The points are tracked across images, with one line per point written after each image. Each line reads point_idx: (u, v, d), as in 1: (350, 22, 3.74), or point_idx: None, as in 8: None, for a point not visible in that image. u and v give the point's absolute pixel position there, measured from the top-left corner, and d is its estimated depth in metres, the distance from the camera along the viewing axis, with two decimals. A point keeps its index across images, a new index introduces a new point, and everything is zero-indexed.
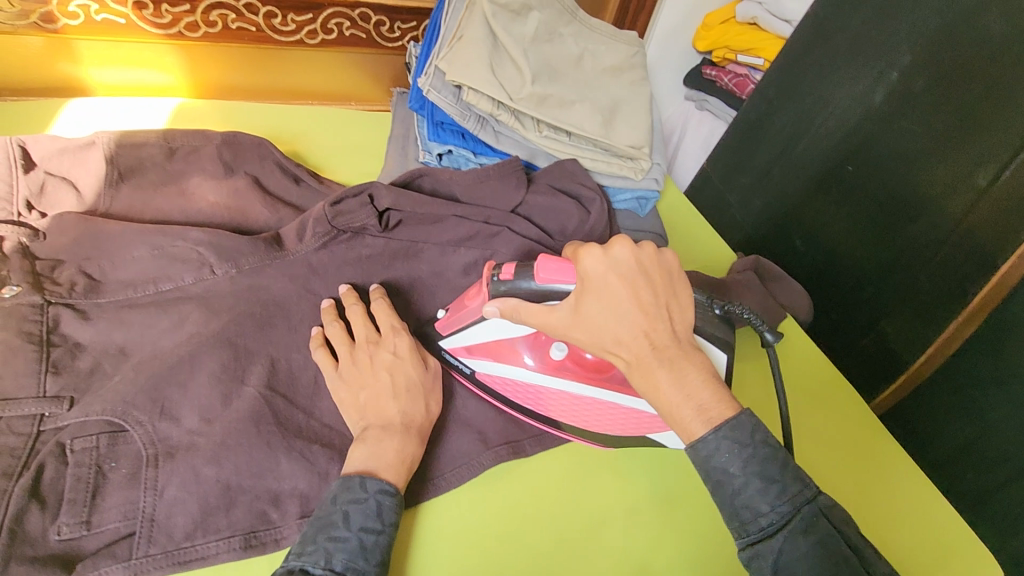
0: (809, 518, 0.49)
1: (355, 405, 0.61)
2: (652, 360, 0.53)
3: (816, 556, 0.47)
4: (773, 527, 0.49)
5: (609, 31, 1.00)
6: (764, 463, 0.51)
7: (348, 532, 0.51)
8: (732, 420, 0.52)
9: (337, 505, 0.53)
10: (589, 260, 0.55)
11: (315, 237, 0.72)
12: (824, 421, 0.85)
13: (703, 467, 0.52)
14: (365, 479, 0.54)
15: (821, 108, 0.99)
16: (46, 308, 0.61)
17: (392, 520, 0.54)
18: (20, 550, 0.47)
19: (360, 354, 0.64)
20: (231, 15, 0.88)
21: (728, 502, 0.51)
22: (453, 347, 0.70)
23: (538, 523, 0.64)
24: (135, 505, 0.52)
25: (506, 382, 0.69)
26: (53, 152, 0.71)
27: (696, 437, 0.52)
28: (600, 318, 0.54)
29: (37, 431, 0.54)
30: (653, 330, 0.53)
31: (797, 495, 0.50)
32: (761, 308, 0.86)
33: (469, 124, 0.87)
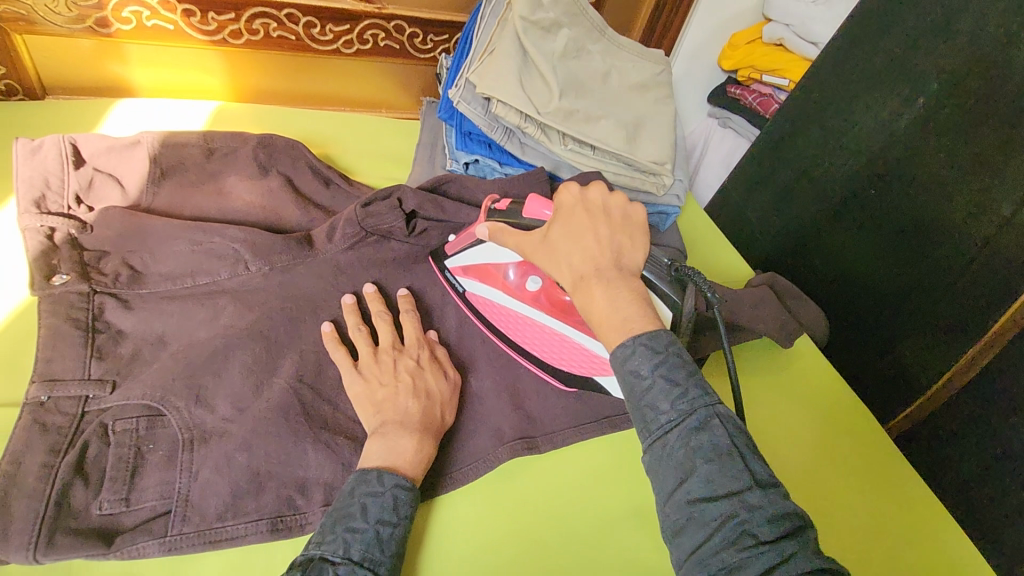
0: (704, 419, 0.46)
1: (370, 400, 0.62)
2: (593, 278, 0.52)
3: (704, 454, 0.44)
4: (672, 425, 0.46)
5: (637, 49, 1.02)
6: (672, 369, 0.48)
7: (365, 523, 0.53)
8: (651, 331, 0.49)
9: (356, 497, 0.54)
10: (565, 194, 0.58)
11: (344, 237, 0.75)
12: (802, 414, 0.88)
13: (619, 370, 0.49)
14: (382, 473, 0.56)
15: (847, 130, 1.00)
16: (92, 297, 0.64)
17: (407, 515, 0.55)
18: (64, 522, 0.50)
19: (384, 355, 0.66)
20: (273, 24, 0.92)
21: (634, 403, 0.48)
22: (454, 265, 0.77)
23: (536, 513, 0.66)
24: (171, 485, 0.55)
25: (486, 303, 0.76)
26: (103, 149, 0.75)
27: (616, 345, 0.50)
28: (561, 243, 0.56)
29: (81, 411, 0.57)
30: (602, 258, 0.53)
31: (698, 398, 0.46)
32: (776, 321, 0.87)
33: (496, 135, 0.90)
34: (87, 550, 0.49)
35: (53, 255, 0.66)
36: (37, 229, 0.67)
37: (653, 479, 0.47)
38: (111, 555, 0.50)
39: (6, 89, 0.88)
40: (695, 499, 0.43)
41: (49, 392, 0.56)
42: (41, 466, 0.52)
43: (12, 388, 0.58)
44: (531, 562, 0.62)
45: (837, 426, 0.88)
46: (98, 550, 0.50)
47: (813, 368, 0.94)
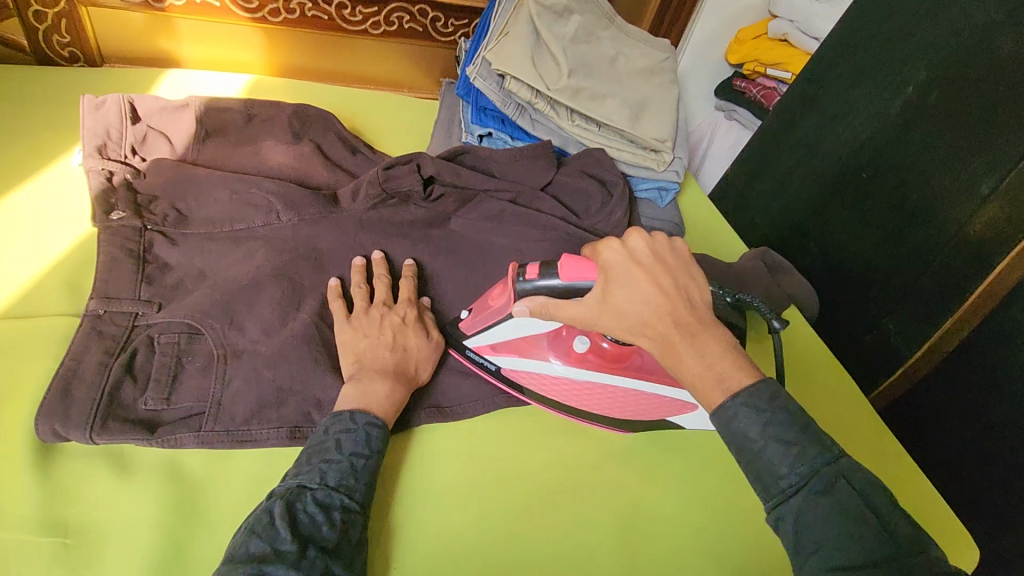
0: (828, 481, 0.48)
1: (353, 350, 0.66)
2: (676, 337, 0.53)
3: (835, 518, 0.47)
4: (794, 488, 0.49)
5: (644, 37, 1.09)
6: (782, 427, 0.50)
7: (340, 455, 0.55)
8: (751, 387, 0.51)
9: (330, 434, 0.57)
10: (608, 251, 0.57)
11: (367, 198, 0.82)
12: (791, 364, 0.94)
13: (725, 434, 0.51)
14: (354, 413, 0.58)
15: (841, 119, 1.06)
16: (144, 232, 0.72)
17: (377, 449, 0.58)
18: (115, 411, 0.57)
19: (373, 310, 0.69)
20: (308, 4, 1.00)
21: (752, 469, 0.50)
22: (479, 345, 0.72)
23: (545, 464, 0.70)
24: (206, 390, 0.61)
25: (529, 376, 0.72)
26: (156, 109, 0.84)
27: (717, 405, 0.52)
28: (624, 307, 0.55)
29: (132, 324, 0.64)
30: (681, 315, 0.53)
31: (818, 458, 0.49)
32: (766, 292, 0.93)
33: (509, 110, 0.97)
34: (133, 435, 0.56)
35: (111, 195, 0.74)
36: (98, 171, 0.76)
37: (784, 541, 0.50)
38: (153, 442, 0.57)
39: (70, 56, 0.98)
40: (836, 568, 0.46)
41: (105, 306, 0.64)
42: (98, 364, 0.59)
43: (74, 303, 0.66)
44: (520, 488, 0.67)
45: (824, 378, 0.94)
46: (143, 437, 0.56)
47: (806, 331, 1.00)
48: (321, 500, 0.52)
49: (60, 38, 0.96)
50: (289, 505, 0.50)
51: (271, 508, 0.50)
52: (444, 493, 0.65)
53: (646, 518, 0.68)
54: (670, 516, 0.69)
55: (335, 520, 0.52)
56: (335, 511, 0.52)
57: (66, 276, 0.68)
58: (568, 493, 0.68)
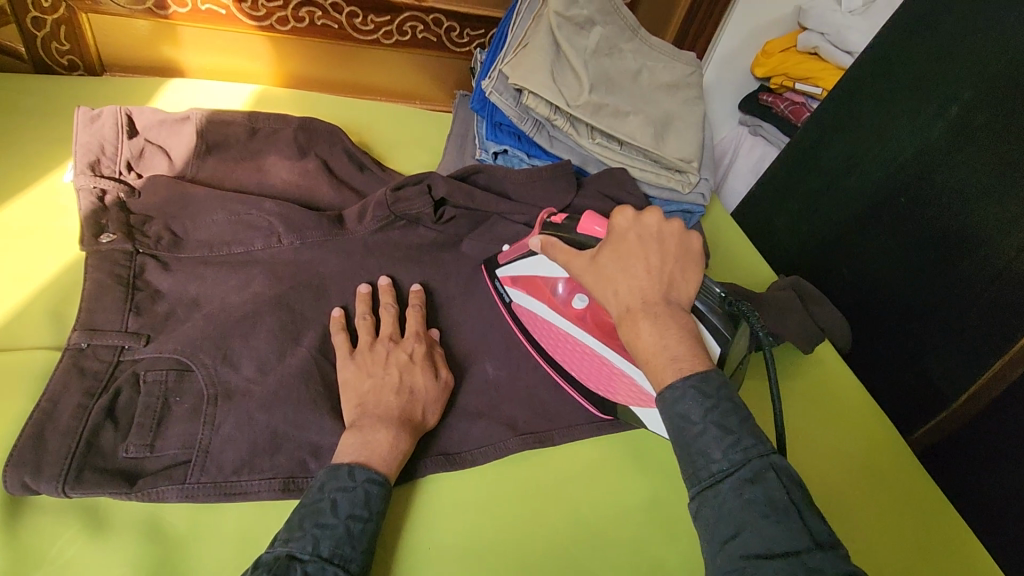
0: (758, 470, 0.48)
1: (356, 392, 0.61)
2: (638, 311, 0.56)
3: (758, 506, 0.46)
4: (724, 474, 0.49)
5: (668, 50, 1.03)
6: (724, 415, 0.51)
7: (336, 518, 0.50)
8: (702, 373, 0.53)
9: (326, 493, 0.52)
10: (619, 218, 0.62)
11: (374, 220, 0.77)
12: (820, 401, 0.89)
13: (669, 414, 0.53)
14: (353, 468, 0.54)
15: (877, 139, 0.99)
16: (135, 256, 0.68)
17: (377, 510, 0.53)
18: (93, 460, 0.52)
19: (378, 345, 0.65)
20: (318, 12, 0.96)
21: (685, 447, 0.51)
22: (504, 275, 0.76)
23: (563, 516, 0.64)
24: (193, 436, 0.56)
25: (532, 317, 0.74)
26: (154, 122, 0.80)
27: (664, 385, 0.54)
28: (607, 269, 0.60)
29: (117, 359, 0.59)
30: (651, 292, 0.57)
31: (751, 449, 0.49)
32: (799, 325, 0.87)
33: (526, 126, 0.92)
34: (110, 488, 0.51)
35: (101, 215, 0.70)
36: (90, 190, 0.71)
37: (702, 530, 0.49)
38: (133, 495, 0.52)
39: (69, 64, 0.94)
40: (749, 555, 0.45)
41: (89, 339, 0.59)
42: (77, 406, 0.54)
43: (56, 334, 0.61)
44: (536, 546, 0.61)
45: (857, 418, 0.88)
46: (121, 490, 0.51)
47: (839, 365, 0.94)
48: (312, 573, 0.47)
49: (59, 46, 0.92)
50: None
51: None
52: (451, 550, 0.60)
53: None
54: None
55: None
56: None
57: (50, 304, 0.63)
58: (588, 552, 0.62)
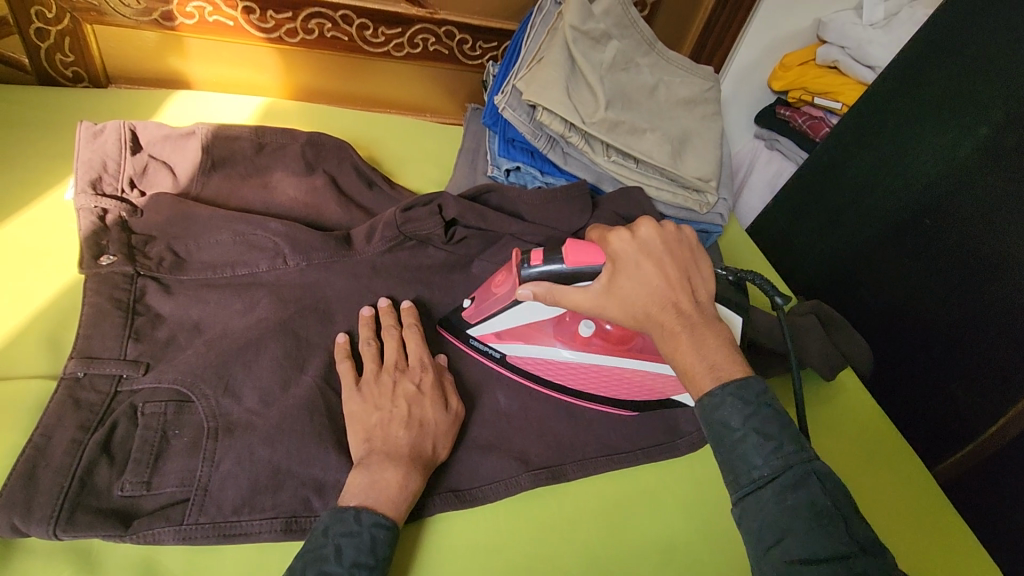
0: (801, 477, 0.46)
1: (362, 425, 0.58)
2: (678, 328, 0.53)
3: (802, 514, 0.44)
4: (766, 479, 0.46)
5: (685, 65, 1.00)
6: (765, 421, 0.48)
7: (340, 567, 0.48)
8: (741, 379, 0.50)
9: (330, 537, 0.50)
10: (617, 241, 0.56)
11: (383, 240, 0.75)
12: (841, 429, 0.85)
13: (707, 419, 0.49)
14: (360, 512, 0.51)
15: (902, 158, 0.96)
16: (136, 279, 0.65)
17: (382, 557, 0.51)
18: (86, 500, 0.50)
19: (384, 375, 0.62)
20: (328, 24, 0.94)
21: (725, 454, 0.48)
22: (482, 333, 0.70)
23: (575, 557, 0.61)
24: (192, 473, 0.53)
25: (534, 362, 0.70)
26: (158, 137, 0.77)
27: (705, 392, 0.50)
28: (628, 294, 0.55)
29: (114, 390, 0.57)
30: (682, 304, 0.53)
31: (794, 455, 0.46)
32: (822, 352, 0.83)
33: (540, 143, 0.89)
34: (104, 531, 0.49)
35: (102, 236, 0.67)
36: (91, 209, 0.69)
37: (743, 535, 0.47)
38: (127, 538, 0.49)
39: (73, 76, 0.92)
40: (794, 563, 0.43)
41: (85, 368, 0.57)
42: (71, 441, 0.52)
43: (52, 362, 0.59)
44: None
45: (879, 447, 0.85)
46: (115, 533, 0.49)
47: (861, 392, 0.90)
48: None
49: (63, 57, 0.90)
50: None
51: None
52: None
53: None
54: None
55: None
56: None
57: (46, 330, 0.61)
58: None
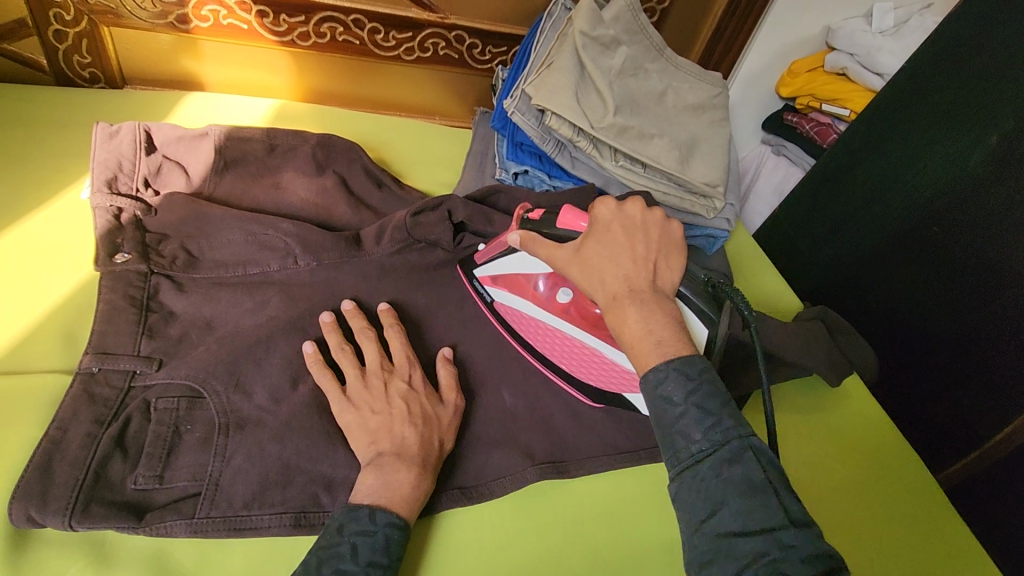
0: (739, 451, 0.45)
1: (364, 429, 0.58)
2: (626, 300, 0.52)
3: (736, 487, 0.43)
4: (704, 455, 0.46)
5: (694, 70, 1.01)
6: (705, 396, 0.47)
7: (355, 565, 0.49)
8: (685, 356, 0.49)
9: (345, 535, 0.51)
10: (601, 208, 0.58)
11: (392, 242, 0.76)
12: (828, 431, 0.85)
13: (648, 393, 0.49)
14: (375, 511, 0.52)
15: (911, 165, 0.96)
16: (149, 277, 0.66)
17: (395, 558, 0.52)
18: (101, 493, 0.50)
19: (372, 379, 0.61)
20: (339, 28, 0.95)
21: (665, 429, 0.47)
22: (484, 275, 0.75)
23: (570, 550, 0.62)
24: (204, 467, 0.54)
25: (515, 313, 0.73)
26: (172, 138, 0.79)
27: (648, 368, 0.50)
28: (593, 260, 0.56)
29: (128, 385, 0.58)
30: (637, 277, 0.53)
31: (731, 430, 0.46)
32: (827, 357, 0.84)
33: (548, 147, 0.90)
34: (118, 523, 0.49)
35: (117, 234, 0.68)
36: (106, 207, 0.70)
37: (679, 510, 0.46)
38: (140, 530, 0.50)
39: (90, 77, 0.94)
40: (726, 534, 0.42)
41: (100, 363, 0.58)
42: (86, 435, 0.53)
43: (68, 358, 0.60)
44: None
45: (868, 448, 0.85)
46: (129, 525, 0.50)
47: (854, 393, 0.91)
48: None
49: (81, 59, 0.91)
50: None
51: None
52: None
53: None
54: None
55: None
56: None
57: (63, 325, 0.62)
58: None
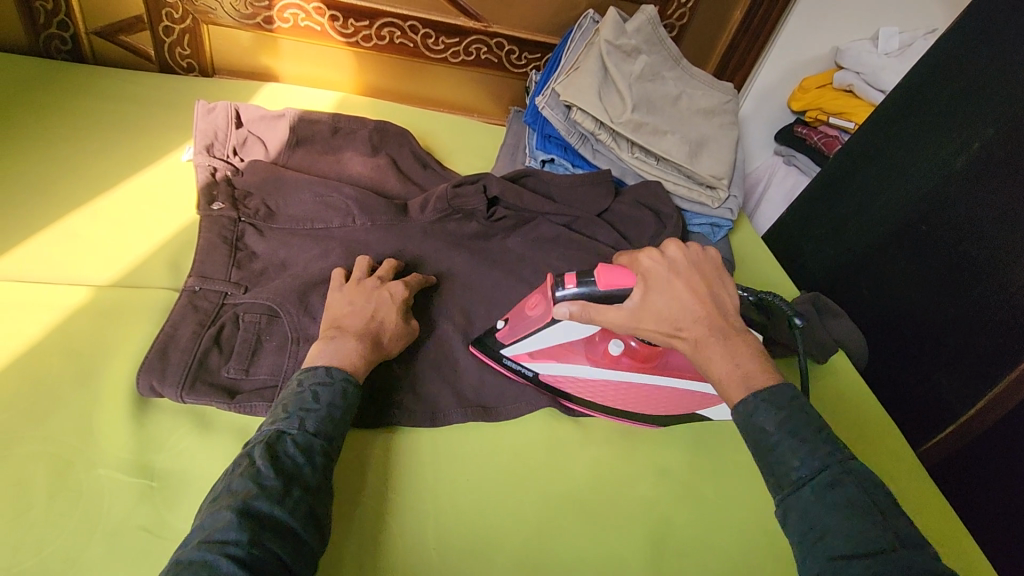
0: (838, 477, 0.51)
1: (338, 313, 0.68)
2: (711, 340, 0.60)
3: (841, 509, 0.50)
4: (805, 480, 0.52)
5: (707, 80, 1.13)
6: (796, 422, 0.54)
7: (318, 404, 0.58)
8: (772, 387, 0.57)
9: (306, 386, 0.60)
10: (647, 258, 0.65)
11: (434, 211, 0.89)
12: (837, 415, 0.92)
13: (744, 425, 0.57)
14: (331, 368, 0.61)
15: (902, 170, 1.05)
16: (238, 223, 0.81)
17: (351, 403, 0.61)
18: (204, 377, 0.64)
19: (367, 282, 0.72)
20: (397, 32, 1.10)
21: (765, 458, 0.54)
22: (515, 353, 0.75)
23: (587, 481, 0.71)
24: (281, 367, 0.67)
25: (565, 379, 0.75)
26: (256, 117, 0.94)
27: (741, 401, 0.58)
28: (659, 307, 0.63)
29: (221, 302, 0.71)
30: (710, 315, 0.61)
31: (829, 454, 0.53)
32: (816, 339, 0.92)
33: (573, 139, 1.03)
34: (216, 399, 0.62)
35: (214, 187, 0.83)
36: (205, 167, 0.85)
37: (789, 538, 0.52)
38: (232, 407, 0.63)
39: (187, 66, 1.11)
40: (837, 556, 0.48)
41: (200, 284, 0.72)
42: (192, 332, 0.66)
43: (174, 279, 0.74)
44: (568, 500, 0.69)
45: (875, 433, 0.92)
46: (224, 401, 0.63)
47: (854, 379, 0.98)
48: (300, 443, 0.55)
49: (181, 51, 1.08)
50: (270, 447, 0.54)
51: (251, 452, 0.54)
52: (479, 482, 0.68)
53: (679, 540, 0.68)
54: (702, 539, 0.69)
55: (316, 463, 0.55)
56: (315, 453, 0.56)
57: (170, 255, 0.77)
58: (611, 509, 0.69)
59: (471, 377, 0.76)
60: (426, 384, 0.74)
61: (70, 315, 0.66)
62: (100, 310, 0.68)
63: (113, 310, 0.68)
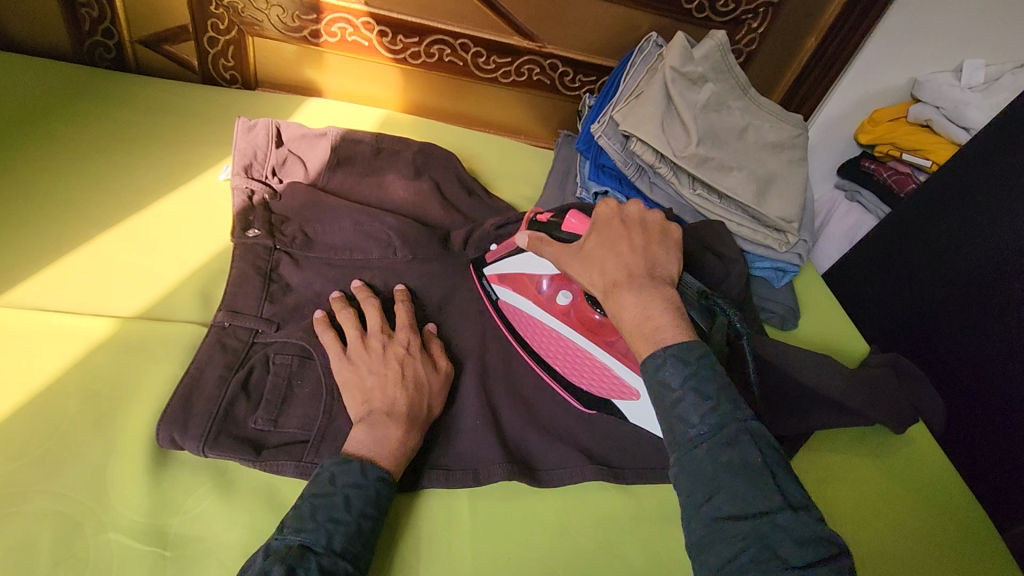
0: (734, 434, 0.48)
1: (359, 388, 0.61)
2: (626, 285, 0.57)
3: (733, 469, 0.47)
4: (701, 438, 0.49)
5: (776, 110, 1.02)
6: (704, 382, 0.51)
7: (349, 515, 0.53)
8: (683, 343, 0.53)
9: (338, 487, 0.54)
10: (603, 208, 0.65)
11: (477, 249, 0.84)
12: (907, 483, 0.83)
13: (649, 380, 0.52)
14: (366, 466, 0.55)
15: (994, 219, 0.94)
16: (274, 252, 0.75)
17: (384, 508, 0.55)
18: (228, 427, 0.58)
19: (373, 342, 0.65)
20: (447, 50, 1.05)
21: (665, 413, 0.51)
22: (491, 273, 0.77)
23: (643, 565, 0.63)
24: (312, 419, 0.62)
25: (516, 313, 0.75)
26: (298, 135, 0.89)
27: (646, 355, 0.54)
28: (595, 251, 0.62)
29: (251, 341, 0.66)
30: (636, 267, 0.59)
31: (731, 413, 0.49)
32: (892, 407, 0.82)
33: (630, 171, 0.96)
34: (239, 454, 0.57)
35: (250, 212, 0.78)
36: (243, 189, 0.81)
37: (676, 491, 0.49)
38: (257, 464, 0.57)
39: (230, 78, 1.07)
40: (722, 515, 0.46)
41: (230, 319, 0.66)
42: (219, 376, 0.61)
43: (202, 312, 0.69)
44: None
45: (949, 503, 0.82)
46: (248, 457, 0.57)
47: (927, 440, 0.88)
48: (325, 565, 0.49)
49: (225, 62, 1.05)
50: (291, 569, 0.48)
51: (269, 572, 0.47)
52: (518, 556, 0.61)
53: None
54: None
55: None
56: None
57: (200, 285, 0.72)
58: None
59: (513, 434, 0.69)
60: (466, 441, 0.67)
61: (91, 351, 0.62)
62: (123, 345, 0.63)
63: (136, 346, 0.63)
